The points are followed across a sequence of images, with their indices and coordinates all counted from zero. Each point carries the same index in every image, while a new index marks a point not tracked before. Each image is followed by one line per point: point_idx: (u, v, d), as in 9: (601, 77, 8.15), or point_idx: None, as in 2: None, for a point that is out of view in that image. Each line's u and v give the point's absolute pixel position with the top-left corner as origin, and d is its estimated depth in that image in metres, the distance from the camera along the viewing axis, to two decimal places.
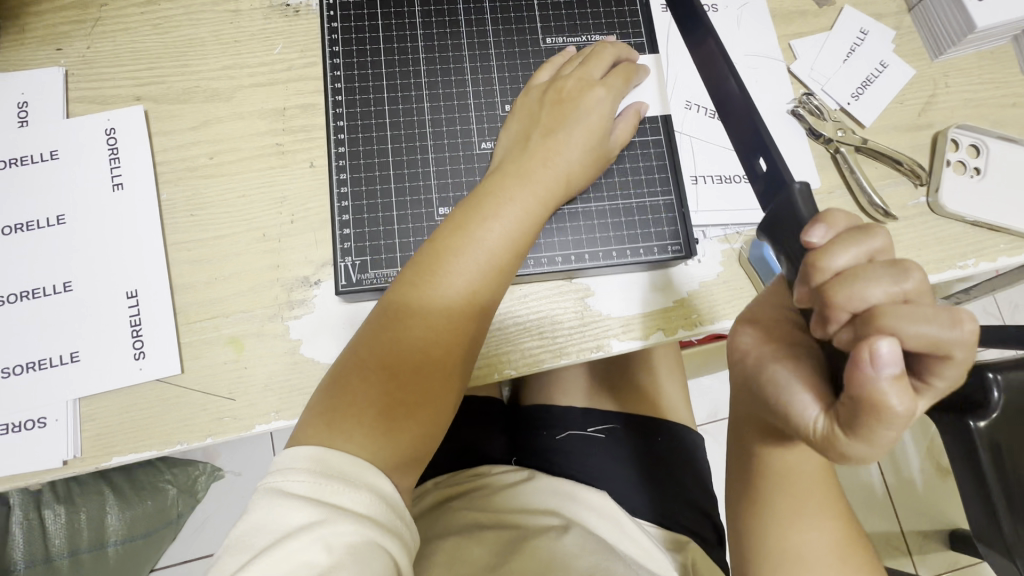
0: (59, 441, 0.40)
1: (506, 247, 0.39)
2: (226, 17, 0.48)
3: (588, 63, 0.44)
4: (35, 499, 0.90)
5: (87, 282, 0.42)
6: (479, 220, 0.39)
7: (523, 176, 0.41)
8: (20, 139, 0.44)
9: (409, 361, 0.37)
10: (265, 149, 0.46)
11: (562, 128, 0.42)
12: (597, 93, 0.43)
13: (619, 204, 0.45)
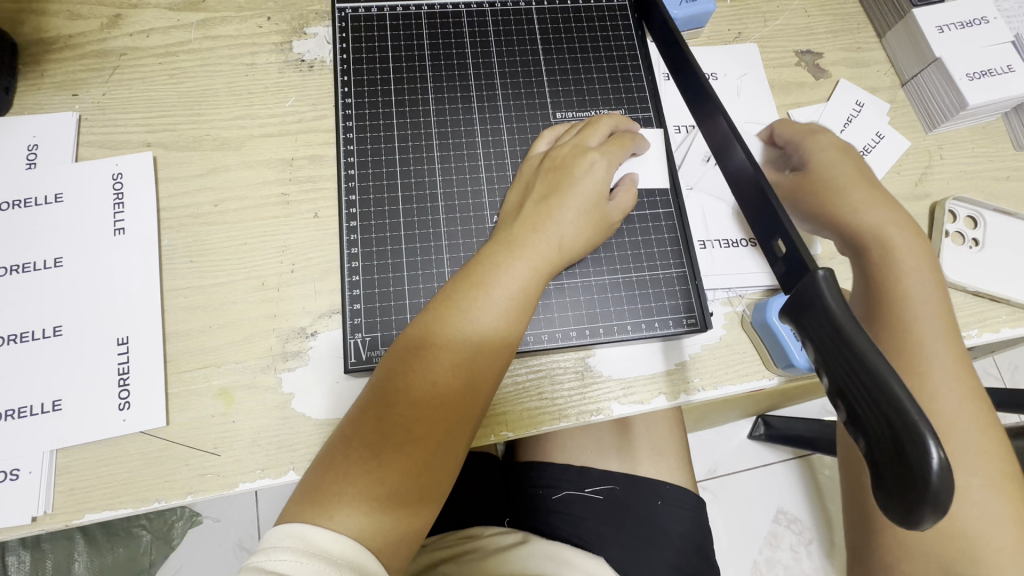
0: (29, 496, 0.38)
1: (501, 317, 0.38)
2: (241, 70, 0.50)
3: (583, 132, 0.44)
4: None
5: (77, 327, 0.41)
6: (473, 292, 0.38)
7: (517, 245, 0.40)
8: (26, 181, 0.44)
9: (394, 439, 0.35)
10: (270, 199, 0.46)
11: (557, 194, 0.41)
12: (592, 160, 0.42)
13: (632, 276, 0.45)
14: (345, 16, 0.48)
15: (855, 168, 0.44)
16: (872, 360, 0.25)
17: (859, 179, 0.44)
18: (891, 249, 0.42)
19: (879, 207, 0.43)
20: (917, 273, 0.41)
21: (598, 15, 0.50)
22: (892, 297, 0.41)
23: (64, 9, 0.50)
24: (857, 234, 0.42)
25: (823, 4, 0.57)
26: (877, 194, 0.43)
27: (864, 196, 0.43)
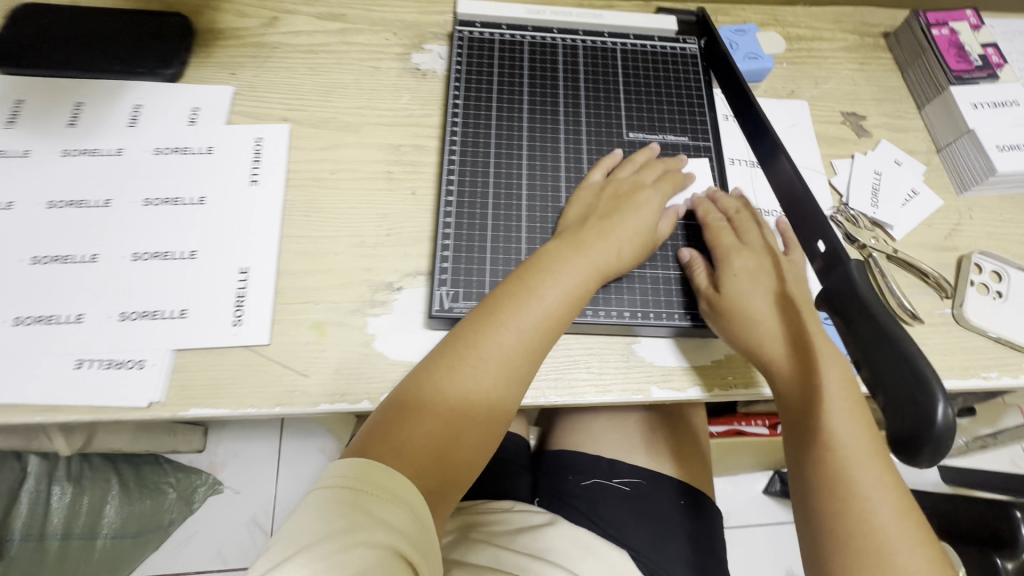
0: (151, 383, 0.45)
1: (562, 306, 0.43)
2: (367, 71, 0.60)
3: (644, 168, 0.51)
4: (47, 474, 0.92)
5: (209, 253, 0.49)
6: (540, 282, 0.44)
7: (581, 248, 0.46)
8: (187, 134, 0.54)
9: (452, 409, 0.40)
10: (378, 175, 0.54)
11: (617, 214, 0.48)
12: (648, 193, 0.50)
13: (683, 275, 0.51)
14: (462, 33, 0.56)
15: (772, 294, 0.47)
16: (907, 345, 0.30)
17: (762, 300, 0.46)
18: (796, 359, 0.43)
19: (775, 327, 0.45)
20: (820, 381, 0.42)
21: (674, 59, 0.58)
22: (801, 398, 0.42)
23: (234, 9, 0.61)
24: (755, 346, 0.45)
25: (869, 76, 0.65)
26: (779, 308, 0.46)
27: (765, 315, 0.45)
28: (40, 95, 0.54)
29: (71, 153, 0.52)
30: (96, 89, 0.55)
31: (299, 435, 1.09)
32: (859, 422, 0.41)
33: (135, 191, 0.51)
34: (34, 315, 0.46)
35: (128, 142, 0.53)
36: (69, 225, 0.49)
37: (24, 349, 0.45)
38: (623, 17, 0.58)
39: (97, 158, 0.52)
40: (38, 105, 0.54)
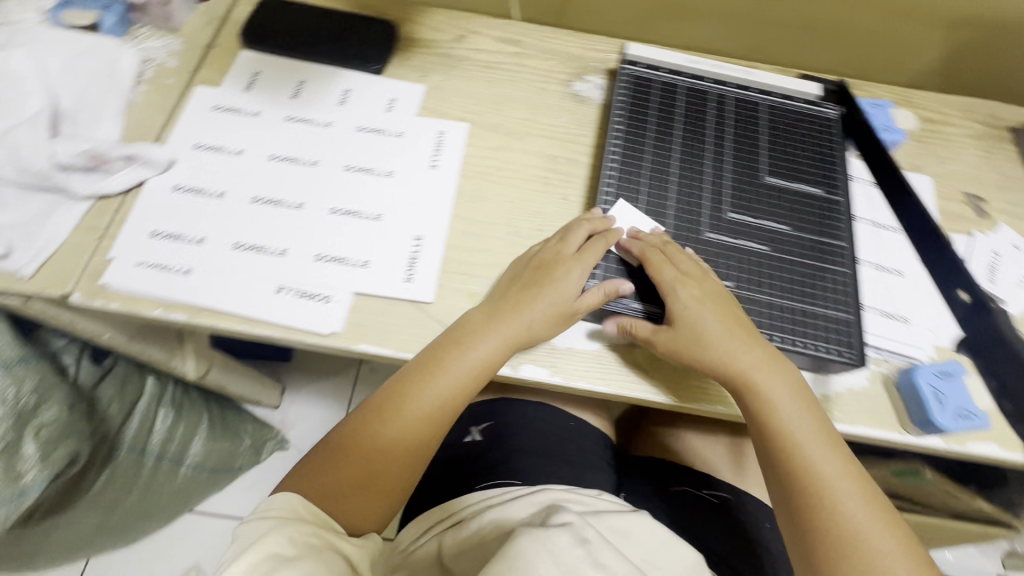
0: (335, 317, 0.53)
1: (469, 374, 0.52)
2: (535, 90, 0.68)
3: (567, 237, 0.55)
4: (157, 398, 0.97)
5: (392, 220, 0.58)
6: (452, 351, 0.52)
7: (493, 324, 0.52)
8: (384, 119, 0.64)
9: (379, 450, 0.52)
10: (536, 178, 0.62)
11: (535, 289, 0.53)
12: (573, 267, 0.53)
13: (807, 307, 0.53)
14: (628, 70, 0.64)
15: (721, 323, 0.50)
16: None
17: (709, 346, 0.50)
18: (748, 379, 0.49)
19: (740, 348, 0.50)
20: (775, 393, 0.49)
21: (813, 119, 0.63)
22: (765, 422, 0.49)
23: (429, 24, 0.72)
24: (722, 371, 0.50)
25: (994, 164, 0.69)
26: (727, 344, 0.50)
27: (717, 349, 0.50)
28: (272, 71, 0.66)
29: (292, 119, 0.63)
30: (317, 72, 0.66)
31: None
32: (807, 416, 0.49)
33: (339, 157, 0.61)
34: (249, 243, 0.56)
35: (337, 118, 0.63)
36: (285, 177, 0.59)
37: (238, 269, 0.54)
38: (769, 77, 0.65)
39: (313, 126, 0.62)
40: (271, 79, 0.65)
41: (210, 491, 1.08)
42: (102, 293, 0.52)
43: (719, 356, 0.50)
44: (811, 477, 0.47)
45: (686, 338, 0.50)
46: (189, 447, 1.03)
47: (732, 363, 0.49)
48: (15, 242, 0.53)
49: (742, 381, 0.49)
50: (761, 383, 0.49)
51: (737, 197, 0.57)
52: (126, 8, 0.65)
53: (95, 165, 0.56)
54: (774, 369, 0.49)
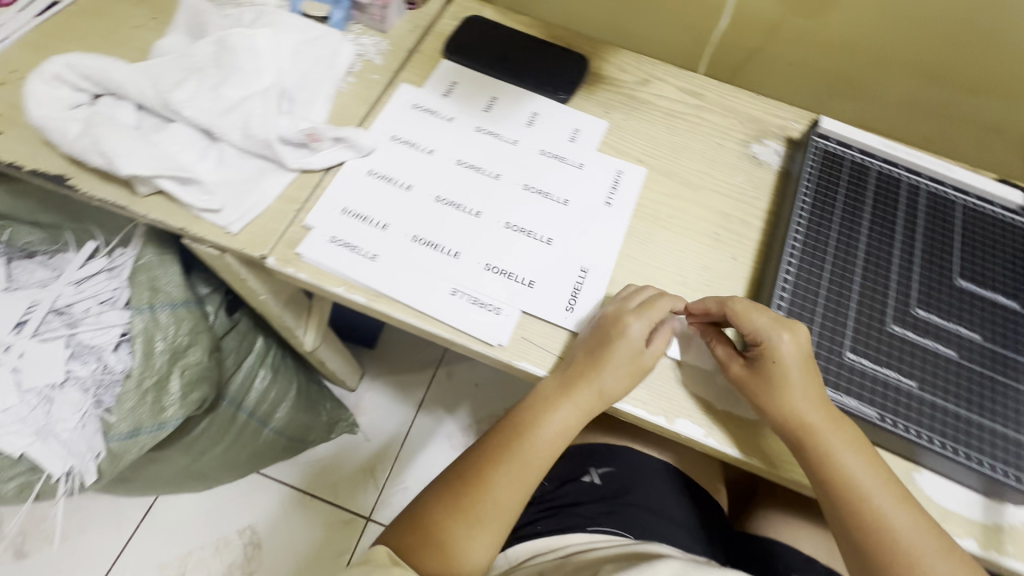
0: (497, 329, 0.54)
1: (554, 438, 0.55)
2: (714, 145, 0.69)
3: (628, 303, 0.54)
4: (261, 357, 0.99)
5: (561, 247, 0.59)
6: (535, 417, 0.54)
7: (569, 392, 0.53)
8: (567, 147, 0.66)
9: (458, 512, 0.53)
10: (707, 232, 0.62)
11: (601, 353, 0.52)
12: (636, 321, 0.52)
13: (999, 428, 0.50)
14: (819, 144, 0.64)
15: (802, 376, 0.49)
16: None
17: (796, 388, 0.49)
18: (812, 433, 0.48)
19: (807, 398, 0.49)
20: (842, 446, 0.48)
21: (1011, 229, 0.60)
22: (834, 478, 0.48)
23: (617, 64, 0.74)
24: (790, 424, 0.49)
25: None
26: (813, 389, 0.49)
27: (792, 395, 0.49)
28: (467, 84, 0.69)
29: (482, 131, 0.66)
30: (509, 92, 0.69)
31: (434, 416, 1.26)
32: (870, 463, 0.48)
33: (520, 175, 0.63)
34: (430, 239, 0.58)
35: (523, 138, 0.66)
36: (469, 183, 0.62)
37: (418, 263, 0.56)
38: (967, 176, 0.62)
39: (500, 142, 0.65)
40: (466, 90, 0.68)
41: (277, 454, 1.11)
42: (294, 262, 0.56)
43: (793, 405, 0.49)
44: (885, 531, 0.47)
45: (762, 385, 0.50)
46: (276, 410, 1.04)
47: (801, 415, 0.48)
48: (230, 200, 0.58)
49: (812, 433, 0.48)
50: (830, 434, 0.48)
51: (926, 297, 0.55)
52: (350, 5, 0.70)
53: (309, 140, 0.60)
54: (837, 421, 0.49)
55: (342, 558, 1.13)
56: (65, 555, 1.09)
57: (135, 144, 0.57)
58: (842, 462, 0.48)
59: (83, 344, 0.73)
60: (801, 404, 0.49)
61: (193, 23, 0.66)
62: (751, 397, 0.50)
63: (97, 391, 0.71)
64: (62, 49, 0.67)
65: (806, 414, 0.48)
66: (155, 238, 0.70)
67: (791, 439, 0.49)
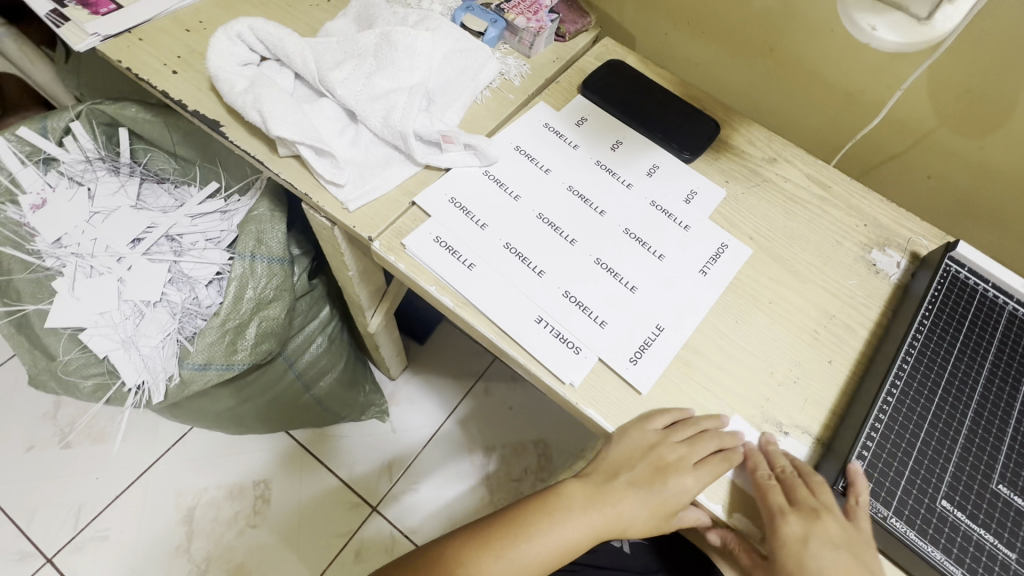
0: (563, 363, 0.54)
1: (560, 547, 0.51)
2: (831, 241, 0.66)
3: (697, 446, 0.50)
4: (324, 324, 1.02)
5: (646, 300, 0.58)
6: (547, 521, 0.51)
7: (593, 507, 0.51)
8: (679, 206, 0.65)
9: None
10: (806, 328, 0.59)
11: (643, 487, 0.51)
12: (690, 476, 0.50)
13: None
14: (951, 268, 0.60)
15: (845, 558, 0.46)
16: None
17: (839, 564, 0.46)
18: None
19: None
20: None
21: None
22: None
23: (747, 136, 0.73)
24: None
25: None
26: (851, 566, 0.46)
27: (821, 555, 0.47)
28: (596, 123, 0.70)
29: (600, 165, 0.66)
30: (634, 139, 0.70)
31: (462, 429, 1.26)
32: None
33: (623, 218, 0.63)
34: (519, 250, 0.59)
35: (637, 185, 0.66)
36: (574, 212, 0.62)
37: (505, 273, 0.57)
38: None
39: (615, 183, 0.65)
40: (594, 129, 0.69)
41: (307, 419, 1.14)
42: (396, 251, 0.58)
43: None
44: None
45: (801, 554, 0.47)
46: (320, 378, 1.07)
47: None
48: (354, 178, 0.61)
49: None
50: None
51: None
52: (505, 26, 0.74)
53: (442, 141, 0.63)
54: None
55: (339, 539, 1.13)
56: (100, 456, 1.15)
57: (287, 109, 0.61)
58: None
59: (182, 272, 0.79)
60: None
61: (363, 13, 0.71)
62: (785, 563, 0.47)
63: (183, 318, 0.76)
64: (246, 12, 0.74)
65: None
66: (271, 195, 0.76)
67: None
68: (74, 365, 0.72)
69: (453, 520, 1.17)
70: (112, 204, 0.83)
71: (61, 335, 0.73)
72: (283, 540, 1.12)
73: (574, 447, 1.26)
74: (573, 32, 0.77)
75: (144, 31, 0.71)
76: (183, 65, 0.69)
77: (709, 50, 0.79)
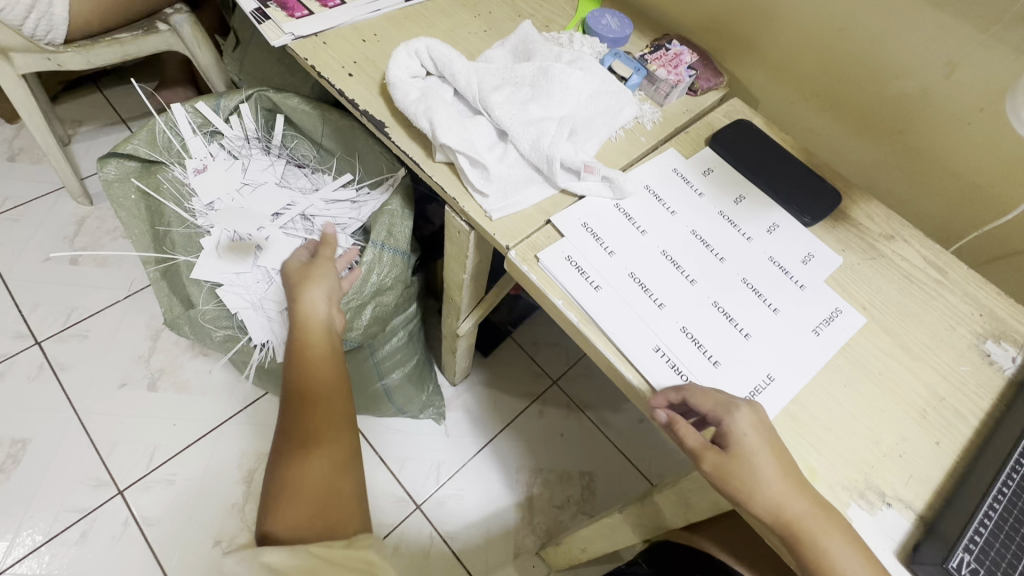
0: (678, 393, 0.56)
1: (320, 368, 0.66)
2: (945, 324, 0.66)
3: (294, 267, 0.74)
4: (409, 319, 1.07)
5: (759, 349, 0.61)
6: (299, 387, 0.64)
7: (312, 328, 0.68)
8: (798, 266, 0.67)
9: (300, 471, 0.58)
10: (914, 405, 0.60)
11: (313, 285, 0.71)
12: (320, 280, 0.72)
13: None
14: None
15: (775, 453, 0.52)
16: None
17: (765, 446, 0.51)
18: (805, 527, 0.49)
19: (780, 470, 0.51)
20: (834, 542, 0.49)
21: None
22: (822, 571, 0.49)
23: (866, 210, 0.74)
24: (777, 499, 0.50)
25: None
26: (772, 450, 0.52)
27: (757, 444, 0.51)
28: (721, 175, 0.74)
29: (723, 216, 0.70)
30: (756, 196, 0.73)
31: (511, 445, 1.28)
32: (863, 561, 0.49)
33: (742, 268, 0.66)
34: (643, 281, 0.63)
35: (758, 239, 0.69)
36: (696, 255, 0.66)
37: (629, 299, 0.61)
38: None
39: (737, 234, 0.69)
40: (719, 181, 0.73)
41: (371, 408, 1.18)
42: (530, 263, 0.63)
43: (770, 461, 0.51)
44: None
45: (753, 440, 0.51)
46: (395, 371, 1.11)
47: (786, 497, 0.50)
48: (498, 191, 0.67)
49: (793, 509, 0.50)
50: (810, 512, 0.50)
51: None
52: (645, 75, 0.80)
53: (582, 170, 0.68)
54: (830, 524, 0.50)
55: (380, 530, 1.16)
56: (180, 404, 1.24)
57: (452, 120, 0.68)
58: (837, 556, 0.49)
59: None
60: (777, 467, 0.51)
61: (520, 47, 0.79)
62: (745, 457, 0.51)
63: None
64: (414, 31, 0.83)
65: (785, 482, 0.50)
66: (403, 194, 0.82)
67: (784, 524, 0.50)
68: (210, 315, 0.81)
69: (490, 533, 1.19)
70: (260, 179, 0.92)
71: (202, 287, 0.82)
72: None
73: (619, 486, 1.25)
74: (706, 88, 0.82)
75: (328, 36, 0.81)
76: (358, 70, 0.78)
77: (833, 123, 0.82)
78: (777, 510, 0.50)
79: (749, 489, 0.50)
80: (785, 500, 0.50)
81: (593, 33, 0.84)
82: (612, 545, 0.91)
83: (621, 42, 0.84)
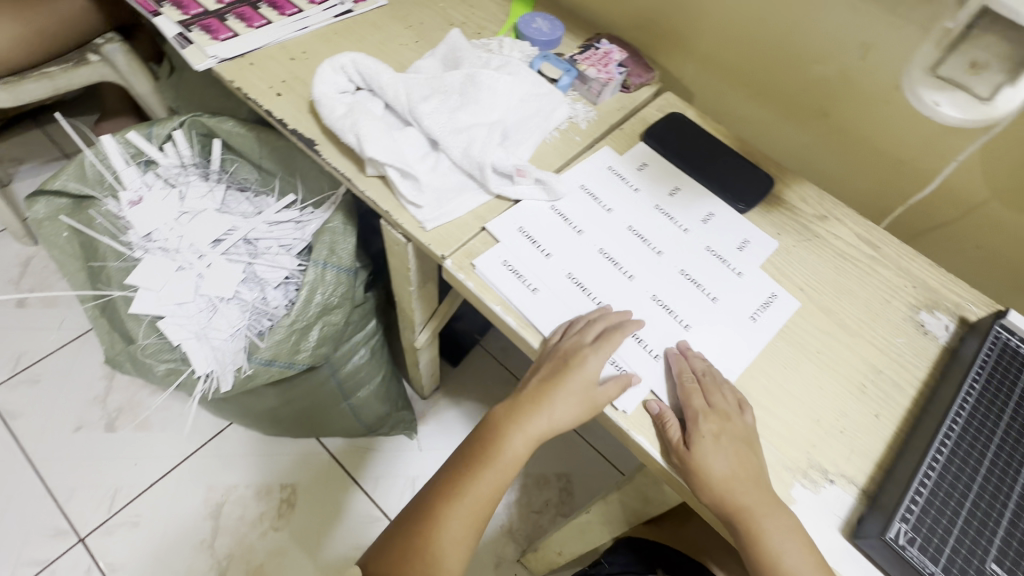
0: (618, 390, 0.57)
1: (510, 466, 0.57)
2: (879, 298, 0.68)
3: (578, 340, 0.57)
4: (371, 335, 1.05)
5: (698, 339, 0.61)
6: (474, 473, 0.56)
7: (519, 420, 0.57)
8: (734, 253, 0.68)
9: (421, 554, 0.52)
10: (852, 381, 0.61)
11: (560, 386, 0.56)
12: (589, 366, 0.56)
13: None
14: (1000, 336, 0.62)
15: (741, 452, 0.52)
16: None
17: (727, 447, 0.52)
18: (748, 518, 0.50)
19: (734, 463, 0.52)
20: (779, 530, 0.50)
21: None
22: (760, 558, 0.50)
23: (799, 192, 0.76)
24: (725, 491, 0.51)
25: None
26: (735, 449, 0.52)
27: (715, 443, 0.52)
28: (656, 169, 0.75)
29: (660, 209, 0.71)
30: (691, 187, 0.74)
31: None
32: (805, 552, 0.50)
33: (679, 259, 0.67)
34: (581, 280, 0.63)
35: (694, 230, 0.70)
36: (634, 250, 0.66)
37: (567, 300, 0.61)
38: None
39: (673, 226, 0.69)
40: (654, 175, 0.74)
41: (340, 427, 1.15)
42: (466, 270, 0.62)
43: (727, 460, 0.52)
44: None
45: (712, 438, 0.52)
46: (359, 390, 1.09)
47: (733, 487, 0.51)
48: (432, 200, 0.66)
49: (739, 501, 0.51)
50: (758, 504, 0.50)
51: None
52: (576, 75, 0.80)
53: (515, 174, 0.67)
54: (778, 513, 0.50)
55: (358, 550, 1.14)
56: (142, 443, 1.20)
57: (380, 133, 0.67)
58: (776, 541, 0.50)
59: (255, 274, 0.85)
60: (732, 465, 0.52)
61: (450, 55, 0.79)
62: (700, 452, 0.52)
63: (254, 317, 0.82)
64: (344, 46, 0.83)
65: (737, 477, 0.51)
66: (344, 210, 0.81)
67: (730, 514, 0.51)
68: (151, 349, 0.79)
69: None
70: (199, 206, 0.90)
71: (142, 321, 0.80)
72: (302, 545, 1.14)
73: (597, 485, 1.25)
74: (638, 84, 0.83)
75: (255, 57, 0.80)
76: (286, 89, 0.77)
77: (766, 111, 0.84)
78: (723, 502, 0.51)
79: (695, 483, 0.52)
80: (732, 488, 0.51)
81: (524, 37, 0.84)
82: (587, 545, 0.90)
83: (553, 43, 0.85)
